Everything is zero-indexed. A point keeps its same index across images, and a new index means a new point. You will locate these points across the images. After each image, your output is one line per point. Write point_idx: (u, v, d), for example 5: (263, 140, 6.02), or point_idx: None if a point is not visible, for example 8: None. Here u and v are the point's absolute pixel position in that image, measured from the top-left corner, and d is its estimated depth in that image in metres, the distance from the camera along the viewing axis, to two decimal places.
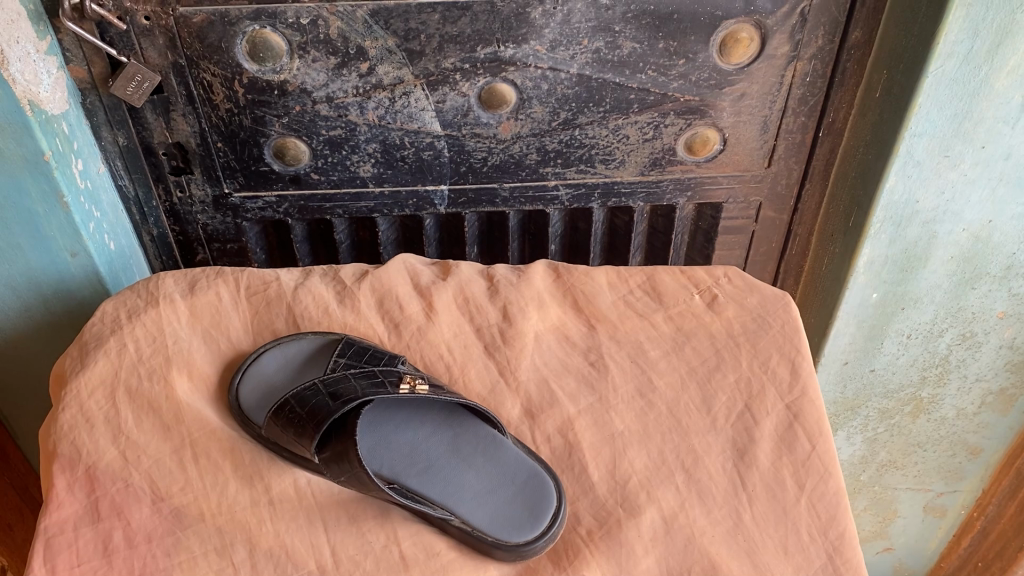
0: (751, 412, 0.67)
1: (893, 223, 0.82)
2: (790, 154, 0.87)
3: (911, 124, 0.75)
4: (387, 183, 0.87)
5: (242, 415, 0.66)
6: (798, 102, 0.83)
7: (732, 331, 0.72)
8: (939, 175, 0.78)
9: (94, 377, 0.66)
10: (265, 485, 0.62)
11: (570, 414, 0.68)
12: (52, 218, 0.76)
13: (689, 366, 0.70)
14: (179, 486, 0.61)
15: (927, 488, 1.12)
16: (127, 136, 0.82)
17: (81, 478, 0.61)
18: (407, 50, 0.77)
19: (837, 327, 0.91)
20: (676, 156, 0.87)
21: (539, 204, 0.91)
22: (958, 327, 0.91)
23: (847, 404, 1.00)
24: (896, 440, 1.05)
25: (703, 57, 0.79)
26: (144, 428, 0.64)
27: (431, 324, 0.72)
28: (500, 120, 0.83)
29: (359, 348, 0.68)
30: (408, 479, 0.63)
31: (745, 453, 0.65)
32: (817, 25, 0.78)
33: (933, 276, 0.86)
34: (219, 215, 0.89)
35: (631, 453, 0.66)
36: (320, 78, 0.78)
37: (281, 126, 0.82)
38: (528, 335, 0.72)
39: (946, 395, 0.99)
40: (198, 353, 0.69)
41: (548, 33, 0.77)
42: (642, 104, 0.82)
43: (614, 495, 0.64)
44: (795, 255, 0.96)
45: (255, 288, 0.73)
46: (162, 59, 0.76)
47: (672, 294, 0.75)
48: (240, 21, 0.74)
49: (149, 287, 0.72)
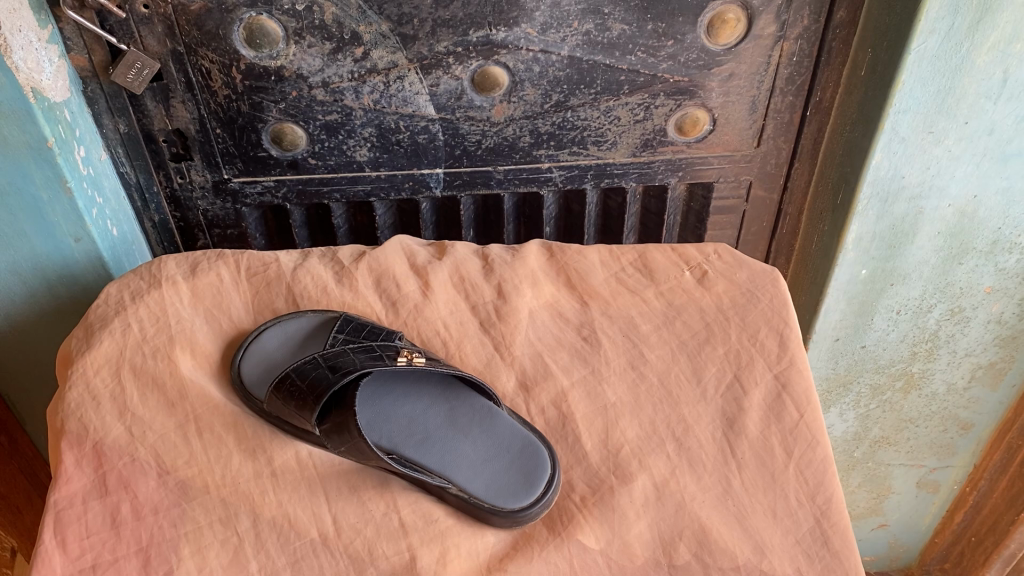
0: (740, 383, 0.69)
1: (880, 200, 0.83)
2: (779, 133, 0.89)
3: (894, 101, 0.76)
4: (383, 167, 0.89)
5: (245, 390, 0.68)
6: (785, 82, 0.85)
7: (721, 305, 0.74)
8: (923, 150, 0.79)
9: (100, 357, 0.67)
10: (268, 458, 0.64)
11: (563, 386, 0.70)
12: (55, 204, 0.78)
13: (679, 339, 0.72)
14: (184, 459, 0.63)
15: (920, 464, 1.14)
16: (127, 123, 0.83)
17: (89, 454, 0.63)
18: (400, 35, 0.79)
19: (827, 304, 0.93)
20: (667, 136, 0.89)
21: (533, 186, 0.92)
22: (946, 302, 0.92)
23: (839, 380, 1.02)
24: (888, 416, 1.07)
25: (691, 38, 0.81)
26: (149, 405, 0.66)
27: (427, 302, 0.74)
28: (493, 102, 0.84)
29: (357, 325, 0.70)
30: (407, 449, 0.65)
31: (734, 422, 0.67)
32: (802, 5, 0.79)
33: (920, 251, 0.87)
34: (219, 200, 0.90)
35: (623, 424, 0.67)
36: (316, 63, 0.80)
37: (278, 112, 0.84)
38: (522, 311, 0.73)
39: (936, 370, 1.00)
40: (200, 332, 0.71)
41: (538, 16, 0.78)
42: (632, 86, 0.84)
43: (606, 463, 0.65)
44: (786, 234, 0.98)
45: (255, 269, 0.75)
46: (161, 47, 0.78)
47: (663, 271, 0.77)
48: (237, 8, 0.76)
49: (152, 270, 0.74)
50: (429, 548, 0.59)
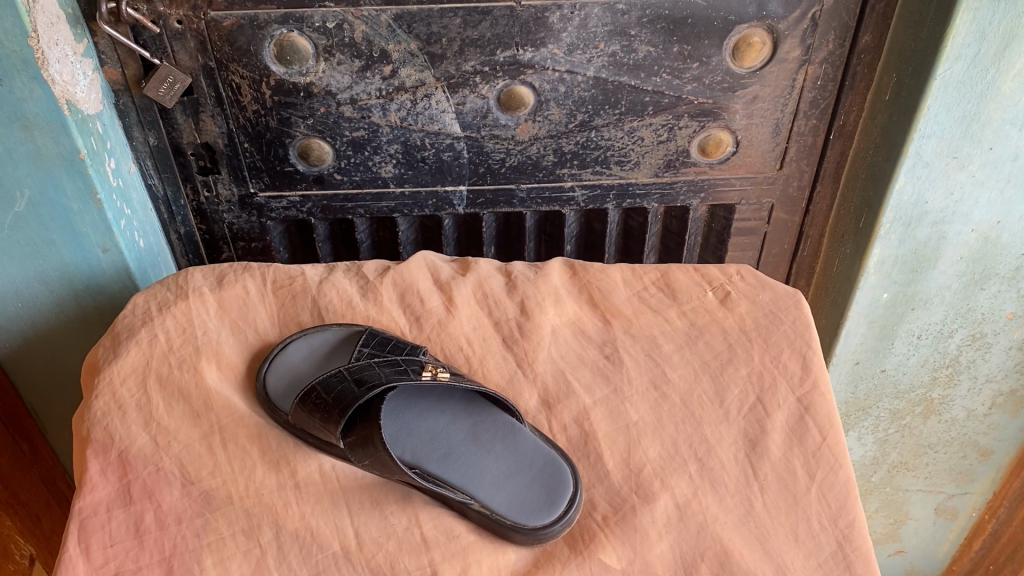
0: (763, 405, 0.69)
1: (903, 224, 0.83)
2: (801, 156, 0.89)
3: (919, 126, 0.76)
4: (408, 184, 0.90)
5: (269, 402, 0.68)
6: (809, 105, 0.85)
7: (744, 326, 0.74)
8: (947, 176, 0.80)
9: (126, 366, 0.68)
10: (291, 470, 0.64)
11: (586, 404, 0.70)
12: (85, 214, 0.79)
13: (702, 359, 0.72)
14: (208, 470, 0.64)
15: (938, 490, 1.13)
16: (157, 137, 0.84)
17: (114, 463, 0.63)
18: (428, 53, 0.80)
19: (848, 327, 0.92)
20: (690, 157, 0.89)
21: (555, 205, 0.93)
22: (967, 327, 0.92)
23: (858, 404, 1.02)
24: (907, 441, 1.07)
25: (716, 61, 0.81)
26: (174, 415, 0.66)
27: (450, 318, 0.74)
28: (518, 121, 0.85)
29: (382, 339, 0.70)
30: (429, 464, 0.65)
31: (757, 443, 0.67)
32: (827, 30, 0.80)
33: (942, 276, 0.87)
34: (245, 214, 0.91)
35: (646, 443, 0.67)
36: (345, 80, 0.81)
37: (306, 128, 0.84)
38: (545, 328, 0.74)
39: (957, 395, 1.00)
40: (226, 343, 0.72)
41: (565, 37, 0.79)
42: (657, 107, 0.85)
43: (628, 482, 0.65)
44: (807, 256, 0.98)
45: (281, 282, 0.76)
46: (193, 62, 0.79)
47: (685, 291, 0.77)
48: (268, 24, 0.77)
49: (178, 281, 0.75)
50: (450, 564, 0.60)
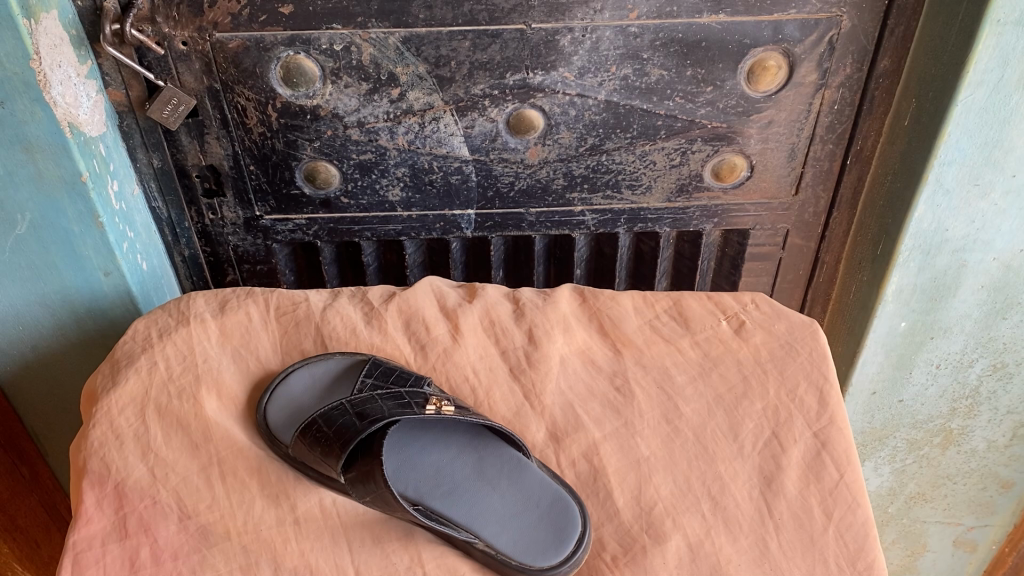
0: (778, 440, 0.67)
1: (922, 252, 0.81)
2: (818, 182, 0.87)
3: (940, 153, 0.74)
4: (415, 207, 0.88)
5: (270, 434, 0.66)
6: (825, 130, 0.83)
7: (759, 358, 0.72)
8: (968, 204, 0.78)
9: (125, 395, 0.67)
10: (291, 505, 0.62)
11: (595, 438, 0.68)
12: (87, 238, 0.77)
13: (716, 392, 0.70)
14: (206, 504, 0.62)
15: (957, 522, 1.10)
16: (161, 158, 0.83)
17: (109, 495, 0.62)
18: (437, 76, 0.78)
19: (866, 356, 0.90)
20: (703, 182, 0.87)
21: (565, 229, 0.91)
22: (988, 357, 0.89)
23: (875, 434, 0.99)
24: (925, 472, 1.04)
25: (730, 85, 0.80)
26: (173, 446, 0.65)
27: (457, 347, 0.72)
28: (528, 145, 0.84)
29: (386, 369, 0.68)
30: (433, 501, 0.63)
31: (772, 481, 0.65)
32: (845, 54, 0.78)
33: (963, 305, 0.85)
34: (250, 236, 0.90)
35: (657, 480, 0.65)
36: (352, 103, 0.80)
37: (313, 150, 0.83)
38: (554, 358, 0.72)
39: (977, 426, 0.97)
40: (227, 372, 0.70)
41: (577, 60, 0.78)
42: (669, 131, 0.83)
43: (639, 521, 0.63)
44: (822, 283, 0.96)
45: (284, 309, 0.74)
46: (198, 84, 0.78)
47: (698, 320, 0.75)
48: (275, 46, 0.76)
49: (180, 307, 0.73)
50: None
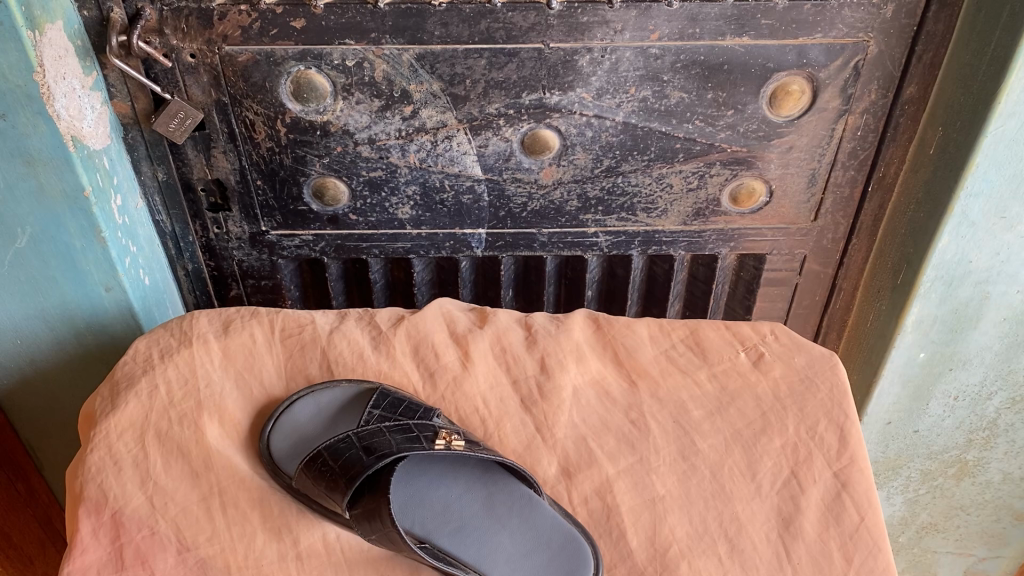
0: (797, 480, 0.65)
1: (944, 283, 0.79)
2: (838, 208, 0.85)
3: (967, 184, 0.72)
4: (425, 226, 0.86)
5: (273, 464, 0.64)
6: (847, 156, 0.81)
7: (778, 392, 0.70)
8: (993, 237, 0.75)
9: (124, 419, 0.65)
10: (293, 539, 0.61)
11: (608, 474, 0.66)
12: (88, 252, 0.75)
13: (733, 428, 0.68)
14: (206, 536, 0.60)
15: (969, 554, 1.08)
16: (166, 172, 0.81)
17: (106, 524, 0.60)
18: (451, 94, 0.76)
19: (882, 386, 0.88)
20: (720, 206, 0.85)
21: (577, 250, 0.89)
22: (1008, 389, 0.87)
23: (889, 464, 0.97)
24: (938, 503, 1.01)
25: (752, 109, 0.78)
26: (172, 474, 0.63)
27: (467, 375, 0.70)
28: (542, 165, 0.82)
29: (394, 400, 0.66)
30: (441, 538, 0.61)
31: (791, 523, 0.63)
32: (870, 79, 0.76)
33: (984, 337, 0.83)
34: (255, 251, 0.88)
35: (672, 520, 0.63)
36: (363, 119, 0.78)
37: (322, 166, 0.81)
38: (566, 389, 0.69)
39: (993, 459, 0.95)
40: (229, 397, 0.68)
41: (595, 80, 0.76)
42: (688, 154, 0.81)
43: (653, 563, 0.61)
44: (838, 309, 0.94)
45: (290, 331, 0.72)
46: (206, 97, 0.76)
47: (716, 351, 0.72)
48: (285, 61, 0.74)
49: (183, 326, 0.71)
50: None
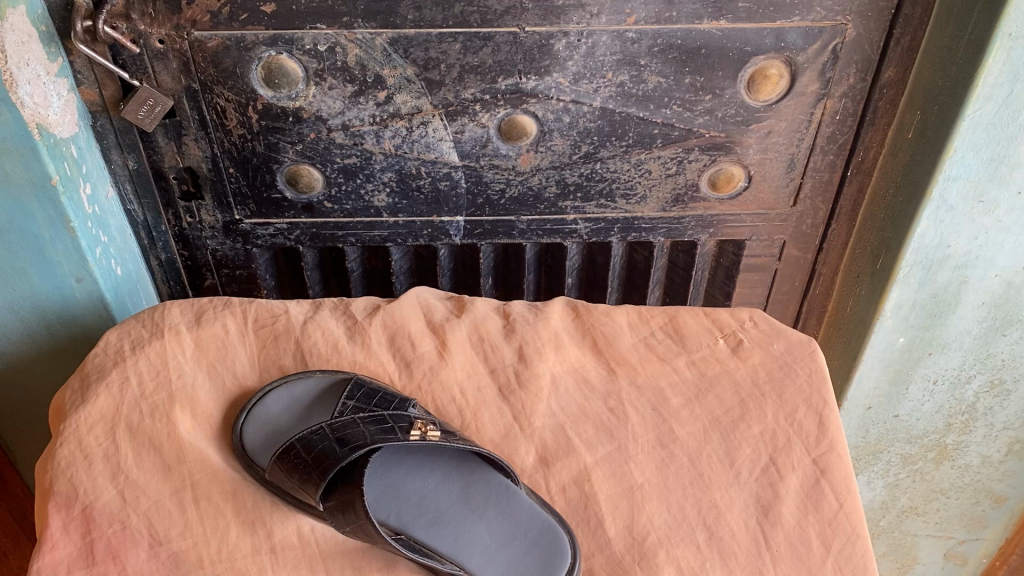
0: (776, 467, 0.65)
1: (923, 268, 0.79)
2: (817, 193, 0.85)
3: (945, 168, 0.72)
4: (402, 213, 0.85)
5: (246, 456, 0.63)
6: (826, 140, 0.81)
7: (757, 379, 0.69)
8: (972, 221, 0.75)
9: (95, 412, 0.63)
10: (267, 532, 0.60)
11: (587, 463, 0.65)
12: (57, 243, 0.74)
13: (712, 415, 0.67)
14: (178, 530, 0.59)
15: (948, 536, 1.08)
16: (137, 160, 0.80)
17: (77, 518, 0.59)
18: (426, 80, 0.75)
19: (862, 371, 0.88)
20: (699, 192, 0.85)
21: (556, 237, 0.88)
22: (986, 373, 0.87)
23: (869, 448, 0.97)
24: (918, 486, 1.01)
25: (730, 93, 0.77)
26: (144, 467, 0.62)
27: (444, 364, 0.69)
28: (520, 151, 0.81)
29: (368, 390, 0.65)
30: (417, 530, 0.61)
31: (769, 510, 0.63)
32: (849, 63, 0.76)
33: (962, 321, 0.83)
34: (229, 240, 0.87)
35: (650, 509, 0.63)
36: (337, 105, 0.76)
37: (295, 153, 0.80)
38: (544, 378, 0.69)
39: (972, 442, 0.95)
40: (202, 389, 0.67)
41: (571, 65, 0.75)
42: (666, 139, 0.80)
43: (631, 552, 0.61)
44: (819, 295, 0.94)
45: (263, 321, 0.71)
46: (175, 83, 0.75)
47: (695, 338, 0.72)
48: (256, 46, 0.72)
49: (154, 317, 0.70)
50: None
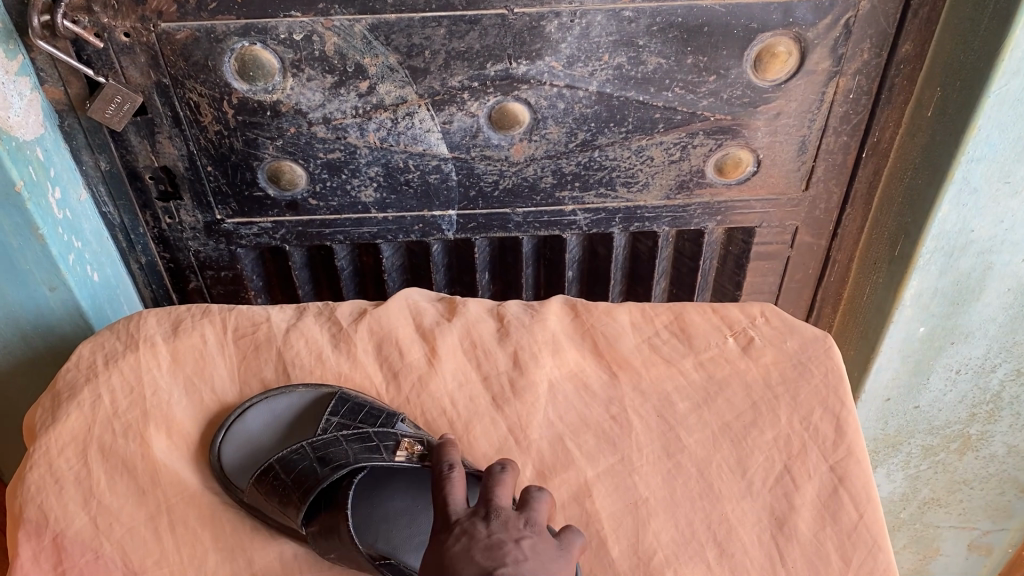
0: (791, 476, 0.61)
1: (944, 253, 0.74)
2: (831, 175, 0.80)
3: (968, 148, 0.67)
4: (391, 208, 0.81)
5: (224, 477, 0.60)
6: (839, 121, 0.76)
7: (769, 380, 0.65)
8: (997, 204, 0.70)
9: (65, 433, 0.60)
10: (247, 560, 0.58)
11: (587, 476, 0.61)
12: (26, 251, 0.70)
13: (721, 421, 0.63)
14: (154, 559, 0.57)
15: (972, 527, 1.03)
16: (109, 160, 0.76)
17: (47, 548, 0.56)
18: (410, 68, 0.71)
19: (880, 363, 0.83)
20: (705, 178, 0.80)
21: (555, 229, 0.83)
22: (1013, 362, 0.82)
23: (888, 441, 0.92)
24: (940, 477, 0.97)
25: (735, 73, 0.72)
26: (118, 491, 0.59)
27: (434, 373, 0.65)
28: (513, 141, 0.76)
29: (354, 405, 0.61)
30: (407, 555, 0.57)
31: (784, 523, 0.59)
32: (862, 38, 0.70)
33: (987, 309, 0.78)
34: (211, 241, 0.82)
35: (656, 526, 0.59)
36: (316, 97, 0.72)
37: (275, 149, 0.75)
38: (541, 385, 0.65)
39: (997, 432, 0.90)
40: (178, 406, 0.63)
41: (564, 48, 0.70)
42: (668, 124, 0.75)
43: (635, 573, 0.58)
44: (833, 282, 0.89)
45: (243, 330, 0.66)
46: (144, 78, 0.70)
47: (702, 336, 0.67)
48: (227, 37, 0.68)
49: (130, 327, 0.65)
50: None
